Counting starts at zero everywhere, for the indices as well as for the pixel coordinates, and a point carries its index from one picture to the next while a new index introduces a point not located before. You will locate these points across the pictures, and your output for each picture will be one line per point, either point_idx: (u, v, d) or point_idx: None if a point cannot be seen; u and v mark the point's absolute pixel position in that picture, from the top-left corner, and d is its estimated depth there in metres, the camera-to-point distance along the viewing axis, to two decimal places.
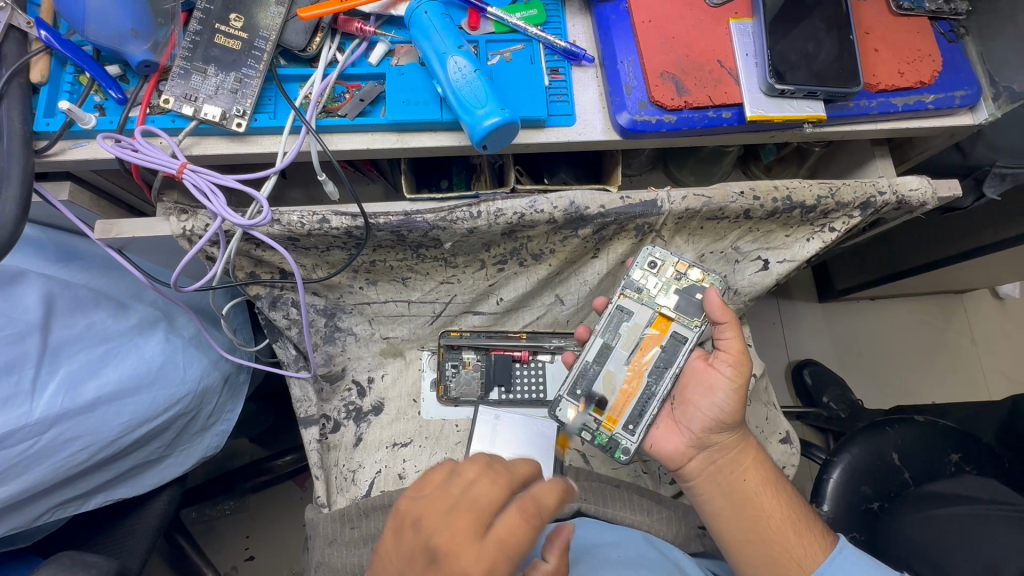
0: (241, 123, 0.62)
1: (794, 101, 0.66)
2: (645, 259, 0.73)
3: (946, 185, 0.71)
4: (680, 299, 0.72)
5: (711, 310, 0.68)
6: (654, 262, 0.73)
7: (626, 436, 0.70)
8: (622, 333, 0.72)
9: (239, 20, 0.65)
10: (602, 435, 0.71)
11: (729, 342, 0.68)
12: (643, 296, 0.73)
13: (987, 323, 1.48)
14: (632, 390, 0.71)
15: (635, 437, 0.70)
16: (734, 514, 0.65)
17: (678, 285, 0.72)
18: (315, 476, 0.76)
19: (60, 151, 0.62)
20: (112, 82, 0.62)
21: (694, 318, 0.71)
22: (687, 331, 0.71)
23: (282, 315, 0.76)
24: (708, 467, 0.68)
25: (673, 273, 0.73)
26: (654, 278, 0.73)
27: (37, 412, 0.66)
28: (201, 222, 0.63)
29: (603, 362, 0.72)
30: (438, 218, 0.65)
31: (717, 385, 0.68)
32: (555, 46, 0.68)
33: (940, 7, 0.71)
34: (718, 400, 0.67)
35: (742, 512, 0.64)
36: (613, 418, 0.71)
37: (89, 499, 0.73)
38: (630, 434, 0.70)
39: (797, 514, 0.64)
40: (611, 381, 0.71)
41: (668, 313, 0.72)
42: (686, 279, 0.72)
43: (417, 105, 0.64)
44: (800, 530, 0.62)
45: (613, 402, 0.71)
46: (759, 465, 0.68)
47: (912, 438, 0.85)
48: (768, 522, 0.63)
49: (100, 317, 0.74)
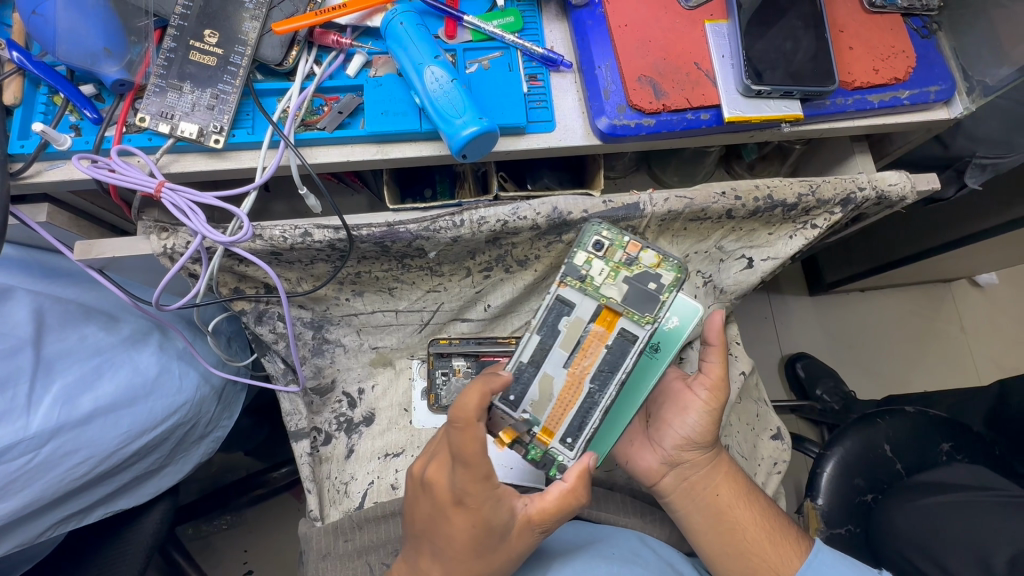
0: (218, 139, 0.62)
1: (771, 101, 0.66)
2: (589, 240, 0.63)
3: (925, 179, 0.72)
4: (630, 289, 0.61)
5: (706, 330, 0.67)
6: (600, 244, 0.63)
7: (564, 452, 0.61)
8: (560, 331, 0.61)
9: (214, 36, 0.65)
10: (536, 450, 0.61)
11: (712, 365, 0.67)
12: (586, 286, 0.62)
13: (975, 311, 1.50)
14: (571, 399, 0.60)
15: (574, 453, 0.60)
16: (711, 529, 0.66)
17: (628, 272, 0.62)
18: (308, 490, 0.76)
19: (36, 173, 0.61)
20: (86, 102, 0.62)
21: (644, 313, 0.60)
22: (637, 330, 0.61)
23: (269, 330, 0.76)
24: (681, 484, 0.68)
25: (622, 256, 0.62)
26: (600, 263, 0.62)
27: (33, 426, 0.64)
28: (182, 240, 0.63)
29: (538, 364, 0.61)
30: (421, 228, 0.65)
31: (691, 406, 0.68)
32: (532, 53, 0.68)
33: (913, 4, 0.71)
34: (691, 420, 0.67)
35: (718, 527, 0.65)
36: (549, 429, 0.61)
37: (90, 512, 0.73)
38: (568, 448, 0.61)
39: (773, 525, 0.65)
40: (546, 388, 0.61)
41: (614, 307, 0.61)
42: (636, 264, 0.62)
43: (396, 116, 0.64)
44: (774, 540, 0.63)
45: (550, 410, 0.61)
46: (734, 480, 0.68)
47: (902, 429, 0.85)
48: (745, 534, 0.64)
49: (92, 330, 0.73)
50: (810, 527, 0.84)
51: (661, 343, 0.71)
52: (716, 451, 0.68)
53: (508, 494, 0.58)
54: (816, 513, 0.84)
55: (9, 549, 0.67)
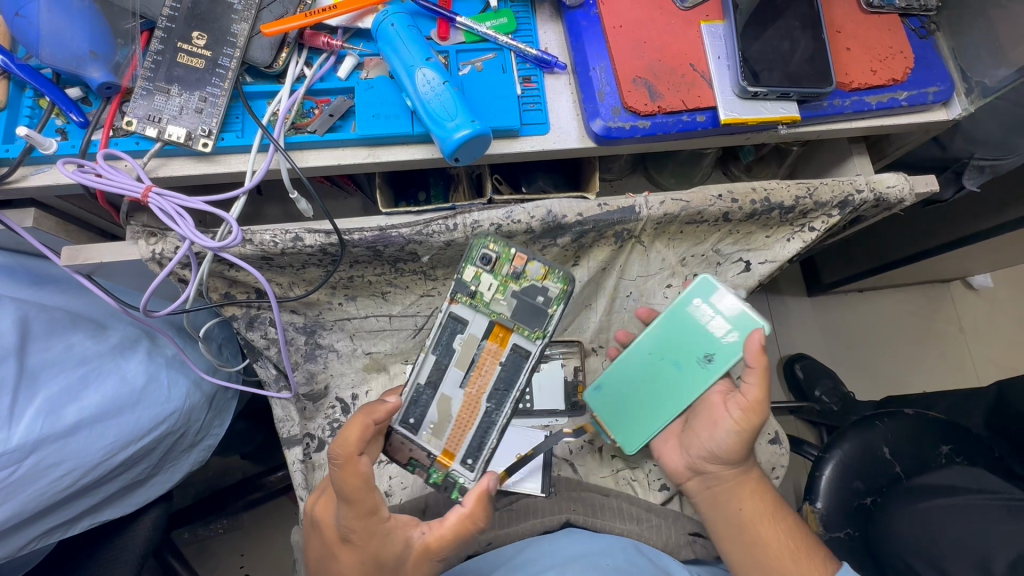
0: (207, 143, 0.61)
1: (768, 102, 0.65)
2: (478, 255, 0.62)
3: (923, 181, 0.71)
4: (518, 304, 0.62)
5: (745, 351, 0.64)
6: (488, 258, 0.62)
7: (466, 471, 0.61)
8: (455, 349, 0.62)
9: (202, 37, 0.64)
10: (437, 473, 0.62)
11: (749, 387, 0.64)
12: (476, 302, 0.62)
13: (975, 311, 1.49)
14: (469, 419, 0.61)
15: (474, 474, 0.61)
16: (731, 538, 0.65)
17: (516, 286, 0.62)
18: (300, 497, 0.75)
19: (21, 178, 0.60)
20: (72, 105, 0.61)
21: (534, 329, 0.61)
22: (529, 345, 0.62)
23: (260, 335, 0.75)
24: (705, 491, 0.69)
25: (509, 270, 0.62)
26: (489, 279, 0.62)
27: (15, 439, 0.62)
28: (170, 245, 0.62)
29: (436, 385, 0.62)
30: (414, 233, 0.65)
31: (721, 422, 0.66)
32: (526, 54, 0.67)
33: (910, 4, 0.70)
34: (718, 435, 0.66)
35: (740, 537, 0.64)
36: (450, 451, 0.62)
37: (74, 524, 0.72)
38: (468, 469, 0.61)
39: (799, 543, 0.62)
40: (444, 410, 0.62)
41: (505, 323, 0.62)
42: (524, 278, 0.62)
43: (388, 119, 0.63)
44: (798, 557, 0.61)
45: (450, 432, 0.62)
46: (759, 494, 0.66)
47: (901, 432, 0.84)
48: (767, 550, 0.62)
49: (79, 339, 0.72)
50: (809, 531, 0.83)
51: (716, 355, 0.67)
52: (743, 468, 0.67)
53: (402, 525, 0.58)
54: (815, 517, 0.83)
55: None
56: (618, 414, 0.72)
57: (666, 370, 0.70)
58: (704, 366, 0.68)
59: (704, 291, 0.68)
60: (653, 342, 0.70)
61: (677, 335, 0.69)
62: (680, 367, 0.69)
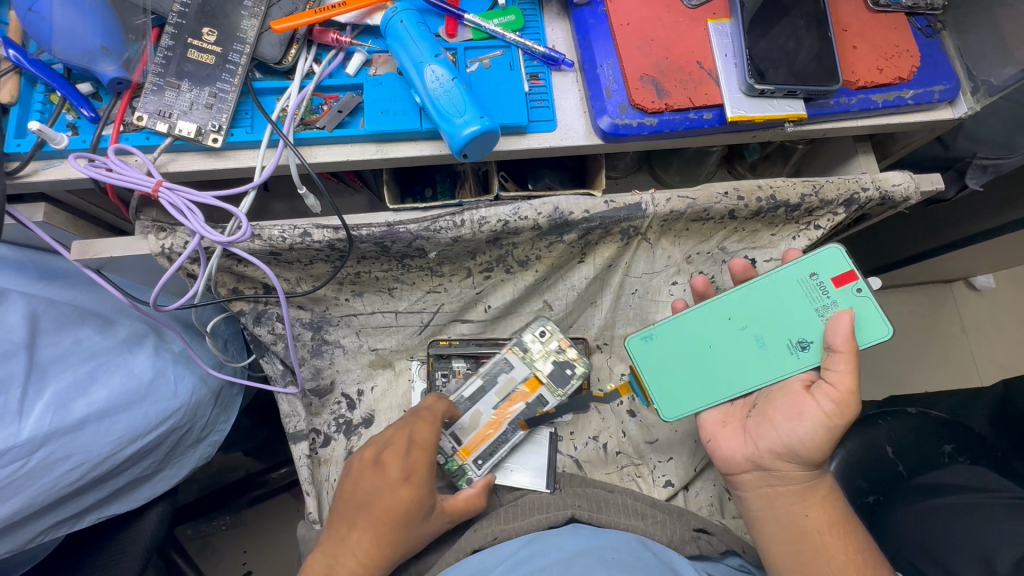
0: (217, 138, 0.61)
1: (774, 100, 0.66)
2: (537, 327, 0.78)
3: (929, 179, 0.71)
4: (555, 369, 0.77)
5: (833, 335, 0.61)
6: (544, 332, 0.78)
7: (473, 469, 0.77)
8: (498, 381, 0.77)
9: (212, 34, 0.64)
10: (453, 463, 0.76)
11: (837, 376, 0.60)
12: (525, 357, 0.78)
13: (978, 312, 1.49)
14: (490, 432, 0.77)
15: (481, 471, 0.77)
16: (788, 542, 0.61)
17: (556, 356, 0.77)
18: (306, 492, 0.76)
19: (32, 172, 0.61)
20: (83, 100, 0.61)
21: (560, 389, 0.76)
22: (552, 399, 0.77)
23: (267, 330, 0.75)
24: (763, 488, 0.64)
25: (556, 345, 0.77)
26: (540, 344, 0.78)
27: (25, 432, 0.63)
28: (180, 240, 0.62)
29: (474, 402, 0.77)
30: (421, 229, 0.65)
31: (808, 415, 0.60)
32: (534, 52, 0.68)
33: (916, 3, 0.71)
34: (802, 430, 0.60)
35: (797, 543, 0.61)
36: (467, 449, 0.76)
37: (83, 517, 0.72)
38: (477, 467, 0.77)
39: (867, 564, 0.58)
40: (475, 420, 0.77)
41: (541, 377, 0.77)
42: (564, 354, 0.77)
43: (396, 115, 0.63)
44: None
45: (473, 436, 0.76)
46: (831, 504, 0.62)
47: (906, 431, 0.86)
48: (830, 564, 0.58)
49: (87, 334, 0.73)
50: None
51: (811, 344, 0.66)
52: (818, 471, 0.63)
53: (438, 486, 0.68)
54: None
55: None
56: (666, 371, 0.69)
57: (742, 338, 0.68)
58: (795, 351, 0.66)
59: (825, 271, 0.66)
60: (740, 305, 0.68)
61: (774, 307, 0.67)
62: (763, 344, 0.67)
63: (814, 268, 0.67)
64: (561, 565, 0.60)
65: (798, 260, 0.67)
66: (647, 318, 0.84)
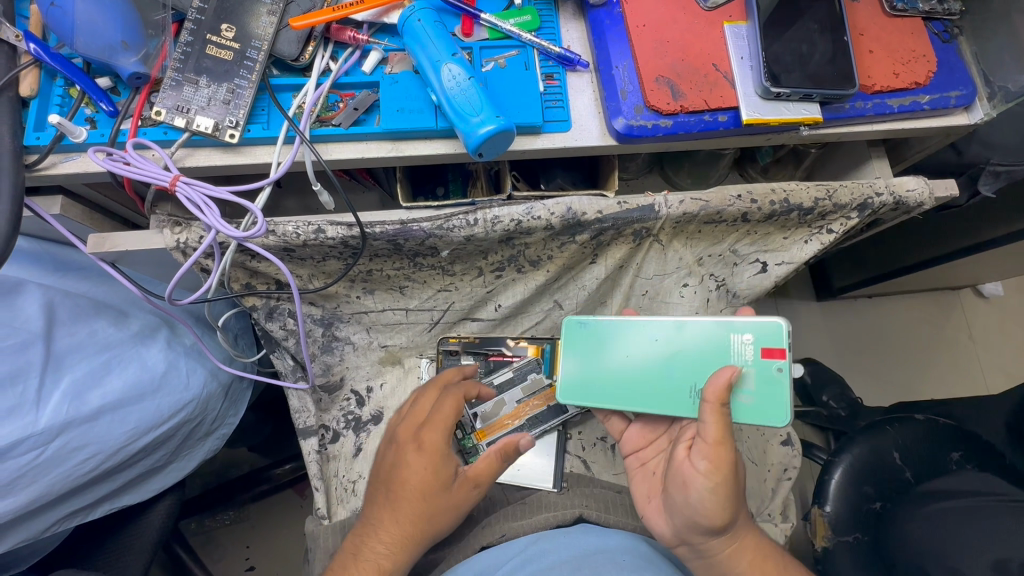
0: (234, 134, 0.62)
1: (790, 104, 0.66)
2: None
3: (944, 185, 0.71)
4: None
5: (708, 386, 0.57)
6: None
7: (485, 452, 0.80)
8: (528, 377, 0.84)
9: (231, 30, 0.64)
10: (468, 441, 0.80)
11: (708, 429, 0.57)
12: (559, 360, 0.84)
13: (985, 320, 1.49)
14: (510, 423, 0.81)
15: None
16: None
17: None
18: (315, 488, 0.76)
19: (51, 165, 0.61)
20: (103, 95, 0.62)
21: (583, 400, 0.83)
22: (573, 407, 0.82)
23: (279, 326, 0.76)
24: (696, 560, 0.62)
25: None
26: None
27: (42, 421, 0.64)
28: (195, 235, 0.62)
29: (502, 390, 0.83)
30: (435, 227, 0.65)
31: (691, 482, 0.58)
32: (549, 52, 0.68)
33: (933, 8, 0.70)
34: (693, 499, 0.58)
35: None
36: (484, 431, 0.81)
37: (96, 508, 0.72)
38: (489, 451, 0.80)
39: None
40: (498, 407, 0.82)
41: None
42: None
43: (412, 113, 0.63)
44: None
45: (492, 421, 0.81)
46: (761, 559, 0.60)
47: (914, 437, 0.84)
48: None
49: (102, 325, 0.73)
50: (816, 534, 0.82)
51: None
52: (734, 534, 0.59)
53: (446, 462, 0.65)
54: (824, 520, 0.82)
55: (17, 542, 0.67)
56: (576, 359, 0.69)
57: (658, 360, 0.65)
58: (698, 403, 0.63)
59: (761, 339, 0.61)
60: (673, 332, 0.65)
61: (698, 352, 0.64)
62: (672, 376, 0.64)
63: (749, 331, 0.61)
64: (572, 565, 0.61)
65: (740, 320, 0.62)
66: None
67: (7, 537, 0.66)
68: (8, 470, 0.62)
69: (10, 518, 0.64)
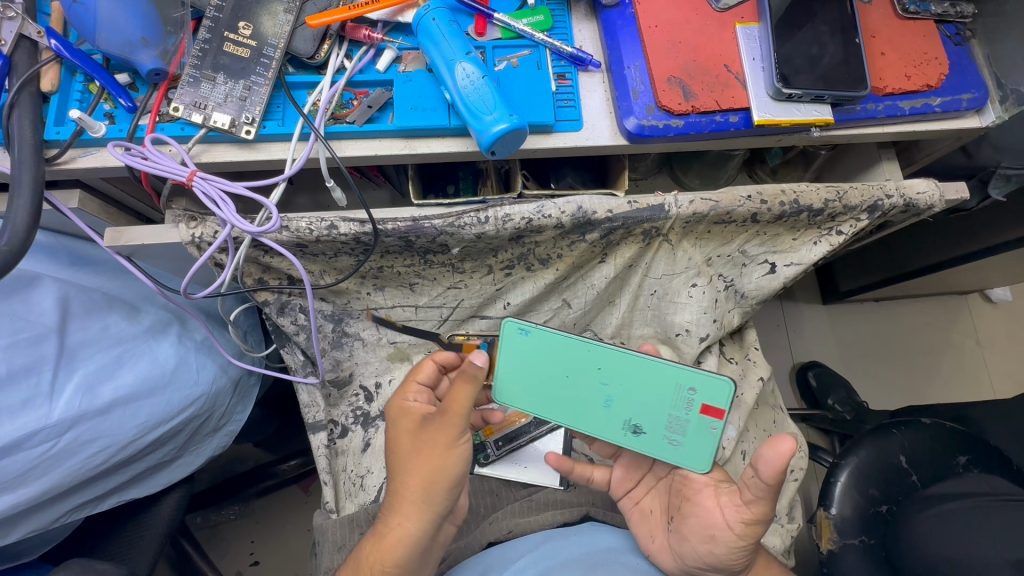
0: (250, 130, 0.63)
1: (801, 105, 0.66)
2: None
3: (954, 188, 0.71)
4: None
5: (764, 461, 0.52)
6: None
7: (492, 448, 0.82)
8: None
9: (248, 28, 0.65)
10: (476, 437, 0.83)
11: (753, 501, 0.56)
12: None
13: (992, 325, 1.48)
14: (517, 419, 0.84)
15: (497, 452, 0.82)
16: None
17: None
18: (324, 482, 0.78)
19: (70, 159, 0.62)
20: (121, 91, 0.63)
21: None
22: None
23: (290, 321, 0.77)
24: None
25: None
26: None
27: (56, 413, 0.65)
28: (210, 229, 0.63)
29: None
30: (446, 224, 0.65)
31: (720, 539, 0.59)
32: (562, 52, 0.69)
33: (946, 11, 0.71)
34: (719, 551, 0.59)
35: None
36: (491, 429, 0.84)
37: (104, 500, 0.73)
38: (495, 447, 0.82)
39: None
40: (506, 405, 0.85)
41: None
42: None
43: (425, 111, 0.64)
44: None
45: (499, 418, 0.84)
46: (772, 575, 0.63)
47: (920, 440, 0.84)
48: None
49: (114, 320, 0.74)
50: (821, 537, 0.83)
51: (642, 437, 0.62)
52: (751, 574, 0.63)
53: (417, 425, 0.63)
54: (829, 523, 0.82)
55: (27, 533, 0.67)
56: (517, 365, 0.63)
57: (597, 384, 0.62)
58: (627, 436, 0.62)
59: (702, 393, 0.59)
60: (617, 365, 0.61)
61: (638, 388, 0.61)
62: (609, 406, 0.62)
63: (692, 382, 0.59)
64: (585, 564, 0.62)
65: (694, 369, 0.59)
66: (664, 320, 0.84)
67: (17, 528, 0.66)
68: (21, 461, 0.63)
69: (21, 509, 0.65)
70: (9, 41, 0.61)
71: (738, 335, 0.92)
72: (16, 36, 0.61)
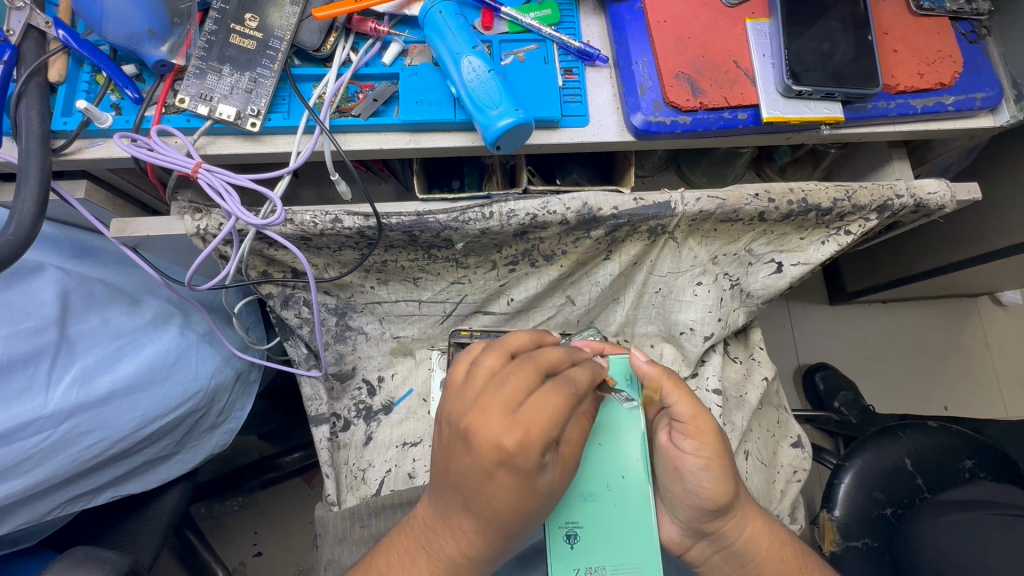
0: (255, 123, 0.62)
1: (811, 102, 0.65)
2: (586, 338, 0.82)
3: (965, 188, 0.70)
4: None
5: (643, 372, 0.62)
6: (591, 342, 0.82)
7: None
8: None
9: (254, 20, 0.65)
10: None
11: (703, 435, 0.60)
12: None
13: (1003, 329, 1.46)
14: None
15: None
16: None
17: None
18: (326, 475, 0.78)
19: (77, 150, 0.62)
20: (128, 82, 0.63)
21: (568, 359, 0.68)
22: None
23: (294, 315, 0.77)
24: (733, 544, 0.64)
25: None
26: None
27: (52, 403, 0.66)
28: (215, 221, 0.63)
29: None
30: (450, 219, 0.65)
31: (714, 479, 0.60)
32: (569, 46, 0.68)
33: (961, 7, 0.69)
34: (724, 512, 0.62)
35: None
36: None
37: (98, 494, 0.73)
38: None
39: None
40: None
41: None
42: None
43: (430, 105, 0.64)
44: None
45: None
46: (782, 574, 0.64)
47: (926, 445, 0.83)
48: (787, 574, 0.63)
49: (115, 313, 0.75)
50: (824, 538, 0.83)
51: (571, 551, 0.58)
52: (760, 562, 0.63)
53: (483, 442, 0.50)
54: (832, 525, 0.82)
55: (17, 526, 0.67)
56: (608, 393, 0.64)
57: (605, 477, 0.61)
58: (562, 539, 0.59)
59: None
60: (634, 489, 0.60)
61: (627, 522, 0.60)
62: (589, 504, 0.60)
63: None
64: None
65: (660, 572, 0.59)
66: (668, 317, 0.84)
67: (8, 520, 0.66)
68: (15, 453, 0.64)
69: (11, 501, 0.64)
70: (18, 32, 0.61)
71: (743, 334, 0.91)
72: (25, 27, 0.61)
